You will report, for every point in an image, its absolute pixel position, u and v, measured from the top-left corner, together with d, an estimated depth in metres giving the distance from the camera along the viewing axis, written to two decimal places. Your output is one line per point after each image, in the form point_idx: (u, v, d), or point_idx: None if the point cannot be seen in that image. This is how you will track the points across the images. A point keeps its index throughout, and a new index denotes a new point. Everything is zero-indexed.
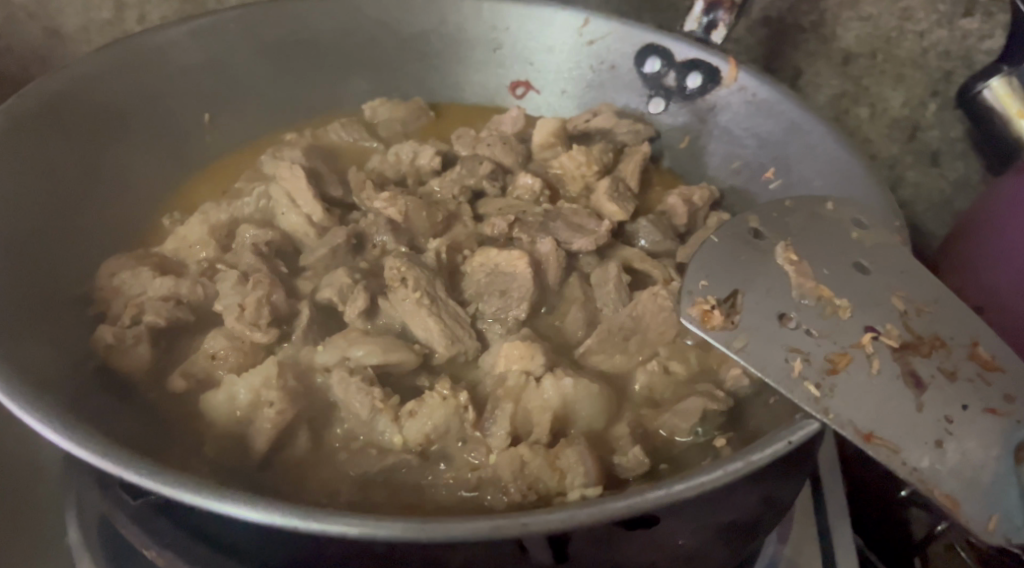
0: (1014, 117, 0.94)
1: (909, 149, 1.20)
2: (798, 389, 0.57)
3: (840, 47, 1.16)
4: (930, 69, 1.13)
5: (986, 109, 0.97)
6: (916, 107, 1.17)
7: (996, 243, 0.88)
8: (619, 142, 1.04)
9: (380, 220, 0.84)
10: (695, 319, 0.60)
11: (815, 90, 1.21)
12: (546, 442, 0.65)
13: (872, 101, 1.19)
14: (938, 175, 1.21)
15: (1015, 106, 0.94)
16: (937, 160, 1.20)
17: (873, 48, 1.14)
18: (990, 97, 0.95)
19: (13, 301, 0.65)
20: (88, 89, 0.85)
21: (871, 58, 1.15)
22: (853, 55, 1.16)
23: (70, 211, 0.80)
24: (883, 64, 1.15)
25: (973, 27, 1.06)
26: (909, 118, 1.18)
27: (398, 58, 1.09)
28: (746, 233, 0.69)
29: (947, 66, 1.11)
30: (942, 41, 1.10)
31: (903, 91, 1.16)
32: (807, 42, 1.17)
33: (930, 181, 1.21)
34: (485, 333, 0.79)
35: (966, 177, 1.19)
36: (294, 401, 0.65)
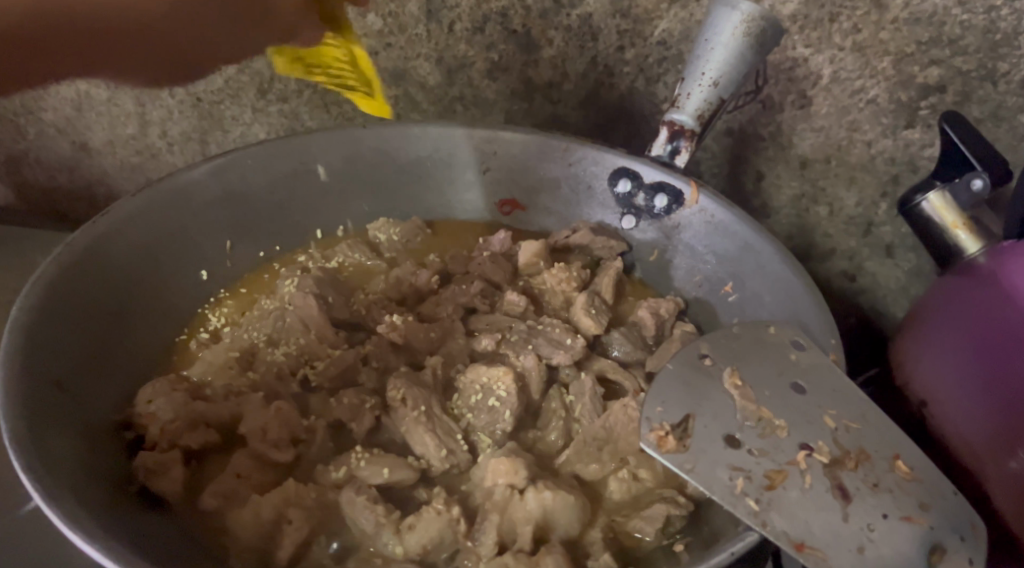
0: (950, 229, 1.02)
1: (864, 243, 1.31)
2: (739, 504, 0.67)
3: (796, 153, 1.28)
4: (878, 172, 1.24)
5: (925, 221, 1.04)
6: (869, 207, 1.28)
7: (934, 343, 1.00)
8: (596, 255, 1.18)
9: (382, 342, 0.95)
10: (652, 443, 0.70)
11: (776, 191, 1.34)
12: (529, 548, 0.75)
13: (829, 201, 1.30)
14: (893, 265, 1.31)
15: (950, 218, 1.02)
16: (890, 253, 1.30)
17: (826, 154, 1.26)
18: (928, 209, 1.03)
19: (64, 435, 0.76)
20: (123, 231, 0.96)
21: (825, 164, 1.27)
22: (809, 160, 1.28)
23: (110, 343, 0.91)
24: (836, 168, 1.26)
25: (914, 137, 1.18)
26: (863, 215, 1.29)
27: (399, 180, 1.22)
28: (697, 360, 0.80)
29: (894, 170, 1.22)
30: (888, 149, 1.21)
31: (855, 192, 1.27)
32: (767, 148, 1.30)
33: (887, 270, 1.32)
34: (477, 445, 0.88)
35: (918, 267, 1.29)
36: (310, 518, 0.75)
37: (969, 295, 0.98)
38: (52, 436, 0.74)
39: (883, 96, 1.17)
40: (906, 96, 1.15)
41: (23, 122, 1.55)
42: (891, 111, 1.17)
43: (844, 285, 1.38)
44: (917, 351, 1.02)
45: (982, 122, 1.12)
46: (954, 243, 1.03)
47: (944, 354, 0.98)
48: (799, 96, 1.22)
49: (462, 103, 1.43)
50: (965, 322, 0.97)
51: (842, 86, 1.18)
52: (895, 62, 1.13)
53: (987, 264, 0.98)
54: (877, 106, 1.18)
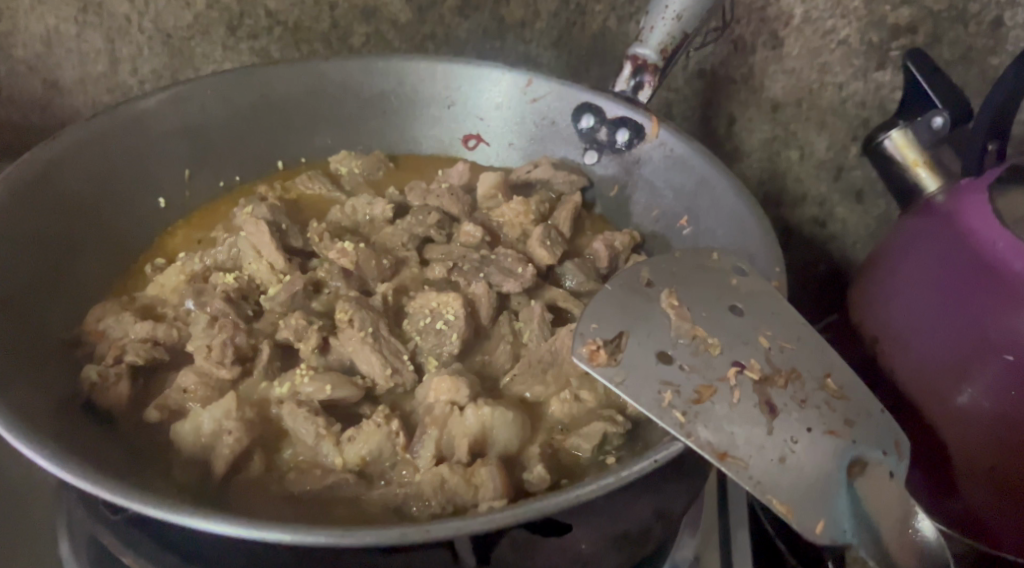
0: (911, 166, 1.02)
1: (836, 188, 1.31)
2: (666, 415, 0.68)
3: (768, 97, 1.27)
4: (849, 116, 1.23)
5: (887, 159, 1.04)
6: (840, 150, 1.27)
7: (891, 281, 1.00)
8: (557, 191, 1.17)
9: (335, 267, 0.96)
10: (583, 357, 0.71)
11: (748, 134, 1.32)
12: (466, 460, 0.76)
13: (800, 145, 1.30)
14: (863, 211, 1.31)
15: (911, 156, 1.02)
16: (861, 198, 1.30)
17: (798, 97, 1.25)
18: (890, 147, 1.03)
19: (12, 346, 0.77)
20: (77, 155, 0.96)
21: (797, 106, 1.26)
22: (781, 104, 1.27)
23: (64, 263, 0.92)
24: (808, 111, 1.26)
25: (885, 79, 1.17)
26: (834, 159, 1.29)
27: (363, 115, 1.24)
28: (638, 282, 0.80)
29: (865, 114, 1.22)
30: (859, 91, 1.20)
31: (826, 135, 1.27)
32: (739, 91, 1.29)
33: (857, 216, 1.32)
34: (424, 367, 0.89)
35: (887, 213, 1.30)
36: (250, 429, 0.76)
37: (927, 232, 0.97)
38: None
39: (854, 37, 1.16)
40: (877, 37, 1.14)
41: None
42: (863, 53, 1.17)
43: (815, 231, 1.38)
44: (876, 288, 1.02)
45: (952, 66, 1.12)
46: (914, 181, 1.03)
47: (899, 292, 0.98)
48: (771, 37, 1.21)
49: (435, 42, 1.40)
50: (919, 258, 0.97)
51: (813, 26, 1.18)
52: (866, 1, 1.12)
53: (944, 202, 0.97)
54: (848, 47, 1.17)
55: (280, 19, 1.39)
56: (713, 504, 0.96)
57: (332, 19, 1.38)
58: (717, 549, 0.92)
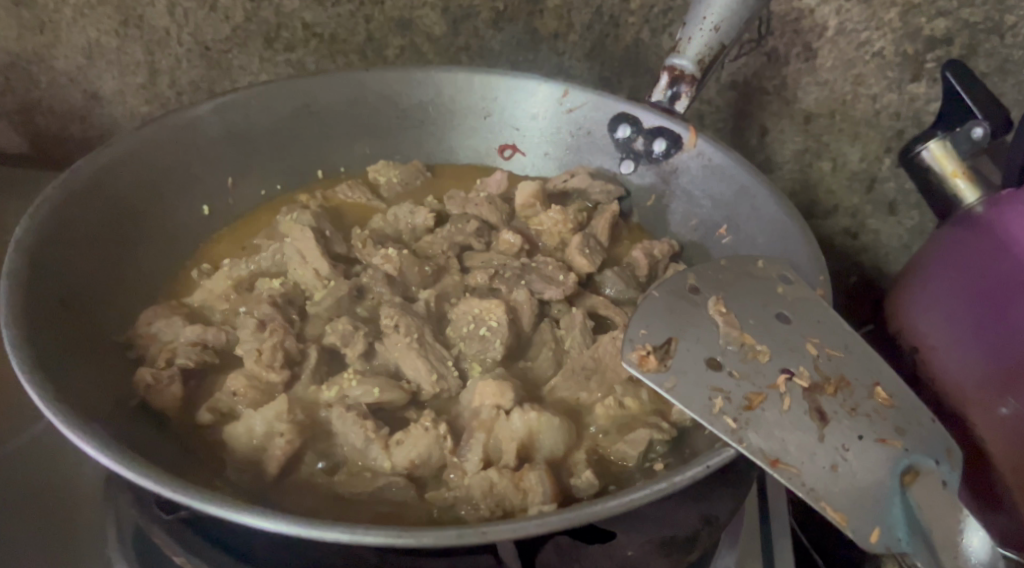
0: (950, 177, 1.00)
1: (868, 199, 1.31)
2: (717, 421, 0.69)
3: (800, 108, 1.27)
4: (882, 127, 1.24)
5: (924, 170, 1.02)
6: (872, 162, 1.27)
7: (930, 289, 0.99)
8: (593, 200, 1.17)
9: (378, 273, 0.96)
10: (633, 362, 0.71)
11: (780, 145, 1.32)
12: (513, 465, 0.76)
13: (833, 155, 1.30)
14: (895, 223, 1.31)
15: (950, 166, 0.99)
16: (893, 210, 1.30)
17: (831, 109, 1.25)
18: (928, 158, 1.00)
19: (69, 347, 0.78)
20: (127, 162, 0.98)
21: (830, 118, 1.26)
22: (813, 115, 1.27)
23: (114, 266, 0.94)
24: (841, 122, 1.26)
25: (920, 91, 1.17)
26: (867, 170, 1.29)
27: (400, 125, 1.25)
28: (685, 288, 0.80)
29: (899, 125, 1.22)
30: (893, 103, 1.20)
31: (859, 147, 1.27)
32: (771, 103, 1.29)
33: (889, 228, 1.32)
34: (468, 372, 0.89)
35: (920, 226, 1.30)
36: (301, 432, 0.77)
37: (967, 242, 0.97)
38: (57, 343, 0.76)
39: (889, 49, 1.16)
40: (912, 49, 1.14)
41: (34, 71, 1.56)
42: (897, 64, 1.17)
43: (848, 243, 1.38)
44: (914, 297, 1.01)
45: (988, 77, 1.12)
46: (952, 192, 1.00)
47: (940, 301, 0.98)
48: (804, 49, 1.21)
49: (468, 54, 1.41)
50: (960, 269, 0.96)
51: (847, 38, 1.18)
52: (902, 13, 1.12)
53: (984, 213, 0.96)
54: (882, 59, 1.17)
55: (316, 31, 1.41)
56: (753, 512, 0.96)
57: (367, 31, 1.40)
58: (760, 560, 0.92)
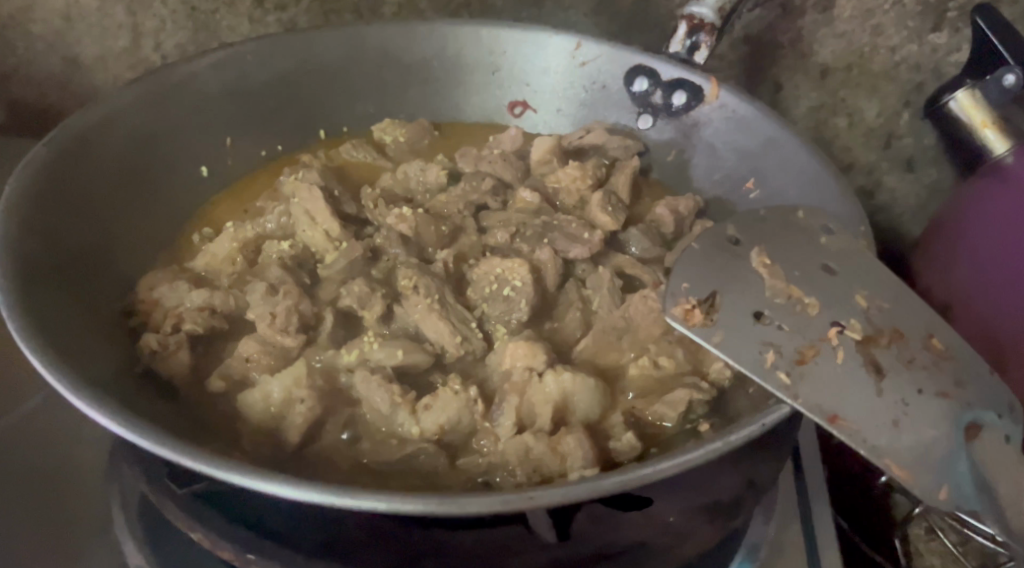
0: (979, 128, 0.97)
1: (885, 156, 1.26)
2: (770, 377, 0.64)
3: (817, 62, 1.21)
4: (901, 80, 1.19)
5: (952, 121, 0.99)
6: (891, 116, 1.22)
7: (959, 246, 1.01)
8: (611, 156, 1.12)
9: (392, 234, 0.90)
10: (677, 317, 0.67)
11: (793, 102, 1.26)
12: (548, 428, 0.72)
13: (848, 111, 1.24)
14: (913, 179, 1.27)
15: (979, 117, 0.97)
16: (912, 166, 1.26)
17: (848, 63, 1.19)
18: (955, 109, 0.98)
19: (70, 311, 0.73)
20: (120, 119, 0.92)
21: (846, 72, 1.20)
22: (830, 69, 1.21)
23: (111, 228, 0.88)
24: (858, 77, 1.20)
25: (941, 41, 1.13)
26: (885, 125, 1.24)
27: (403, 82, 1.19)
28: (724, 241, 0.76)
29: (918, 78, 1.18)
30: (912, 55, 1.16)
31: (876, 101, 1.22)
32: (786, 57, 1.21)
33: (906, 185, 1.28)
34: (492, 334, 0.85)
35: (937, 182, 1.26)
36: (321, 398, 0.72)
37: (992, 195, 0.98)
38: (57, 307, 0.71)
39: None
40: None
41: (10, 36, 1.48)
42: (919, 13, 1.12)
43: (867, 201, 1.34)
44: (943, 253, 1.03)
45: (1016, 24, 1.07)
46: (980, 143, 0.98)
47: (968, 256, 0.99)
48: None
49: (470, 9, 1.35)
50: (989, 224, 0.97)
51: None
52: None
53: (1011, 165, 0.96)
54: (904, 8, 1.13)
55: None
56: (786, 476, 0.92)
57: None
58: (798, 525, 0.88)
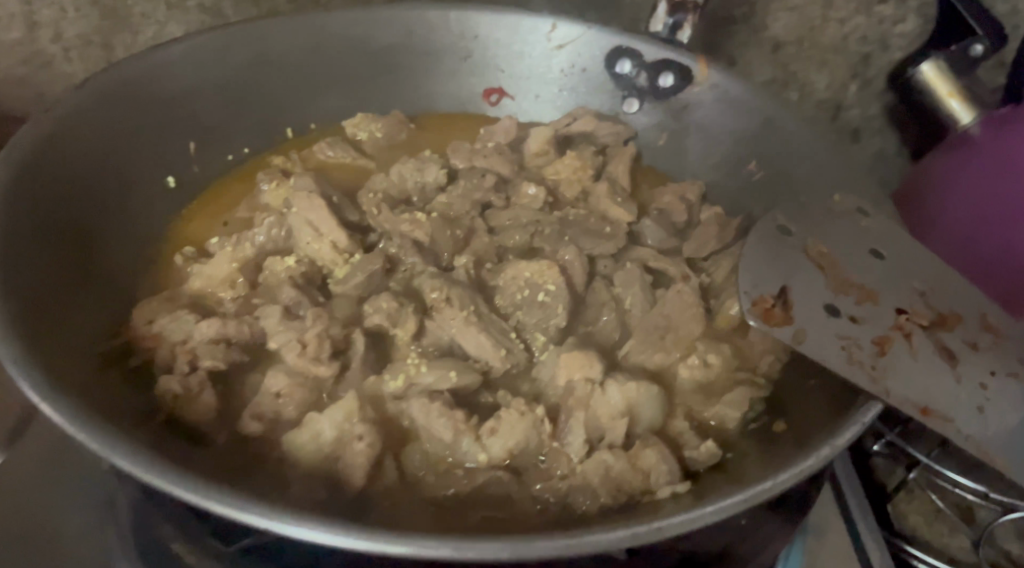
0: (944, 98, 1.00)
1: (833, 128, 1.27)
2: (860, 374, 0.63)
3: (769, 36, 1.18)
4: (849, 52, 1.18)
5: (918, 93, 1.01)
6: (839, 89, 1.22)
7: (953, 222, 1.02)
8: (602, 144, 1.09)
9: (407, 241, 0.84)
10: (758, 318, 0.64)
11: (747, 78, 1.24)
12: (621, 442, 0.69)
13: (799, 85, 1.23)
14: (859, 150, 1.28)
15: (944, 88, 0.99)
16: (857, 137, 1.27)
17: (799, 35, 1.18)
18: (921, 81, 1.00)
19: (70, 360, 0.63)
20: (76, 129, 0.80)
21: (797, 45, 1.19)
22: (781, 43, 1.19)
23: (86, 255, 0.77)
24: (808, 50, 1.19)
25: (888, 12, 1.13)
26: (833, 98, 1.24)
27: (370, 72, 1.09)
28: (776, 230, 0.74)
29: (866, 49, 1.18)
30: (861, 26, 1.15)
31: (826, 75, 1.21)
32: (738, 33, 1.19)
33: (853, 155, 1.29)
34: (532, 344, 0.80)
35: (881, 151, 1.28)
36: (379, 432, 0.65)
37: (974, 165, 1.01)
38: (56, 358, 0.61)
39: None
40: None
41: None
42: None
43: None
44: (935, 232, 1.03)
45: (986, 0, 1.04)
46: (947, 113, 1.01)
47: (964, 230, 1.01)
48: None
49: None
50: (980, 194, 1.00)
51: None
52: None
53: (986, 135, 1.00)
54: None
55: None
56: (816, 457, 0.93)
57: None
58: (833, 504, 0.89)
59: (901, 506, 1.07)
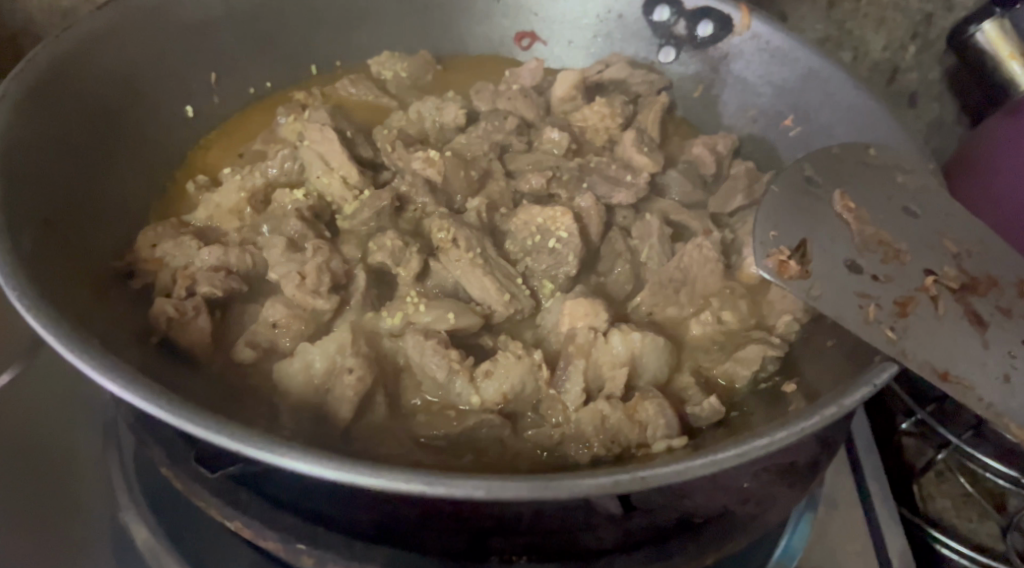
0: (1005, 61, 0.93)
1: (888, 92, 1.19)
2: (876, 334, 0.60)
3: None
4: (912, 10, 1.11)
5: (977, 54, 0.95)
6: (897, 50, 1.15)
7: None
8: (633, 92, 1.04)
9: (419, 180, 0.81)
10: (772, 270, 0.61)
11: (799, 34, 1.16)
12: (620, 394, 0.66)
13: (855, 44, 1.16)
14: (915, 115, 1.21)
15: (1006, 49, 0.93)
16: (914, 102, 1.20)
17: None
18: (982, 41, 0.94)
19: (67, 276, 0.62)
20: (96, 50, 0.79)
21: (857, 1, 1.11)
22: None
23: (97, 177, 0.77)
24: (868, 6, 1.12)
25: None
26: (890, 60, 1.16)
27: (401, 11, 1.05)
28: (802, 182, 0.70)
29: (928, 8, 1.10)
30: None
31: (884, 34, 1.14)
32: None
33: (907, 120, 1.22)
34: (539, 292, 0.78)
35: (940, 118, 1.20)
36: (371, 367, 0.64)
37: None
38: (53, 274, 0.61)
39: None
40: None
41: None
42: None
43: None
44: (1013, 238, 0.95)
45: None
46: (1006, 77, 0.94)
47: None
48: None
49: None
50: None
51: None
52: None
53: None
54: None
55: None
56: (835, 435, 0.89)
57: None
58: (850, 479, 0.85)
59: (931, 486, 1.03)
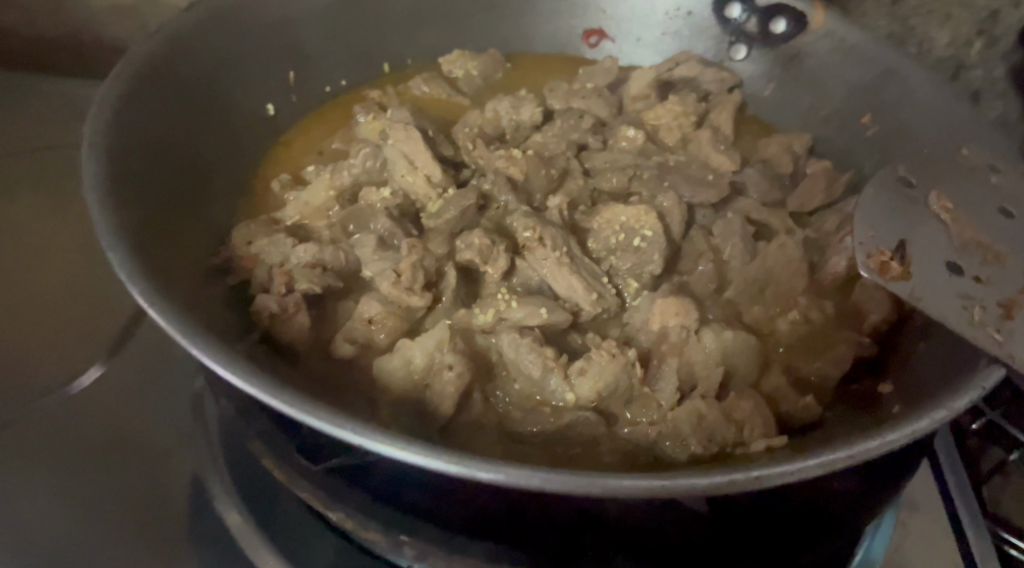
0: None
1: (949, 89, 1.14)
2: (981, 335, 0.59)
3: None
4: (977, 6, 1.07)
5: None
6: (962, 46, 1.11)
7: None
8: (704, 89, 1.03)
9: (502, 178, 0.82)
10: (874, 270, 0.60)
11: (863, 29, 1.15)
12: (713, 393, 0.66)
13: (919, 40, 1.13)
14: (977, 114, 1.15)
15: None
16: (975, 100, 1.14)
17: None
18: None
19: (174, 269, 0.64)
20: (184, 50, 0.81)
21: None
22: None
23: (191, 173, 0.78)
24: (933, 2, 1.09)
25: None
26: (953, 57, 1.12)
27: (471, 8, 1.06)
28: (896, 183, 0.69)
29: (994, 5, 1.06)
30: None
31: (949, 30, 1.11)
32: None
33: None
34: (623, 290, 0.78)
35: (1005, 116, 1.14)
36: (468, 364, 0.65)
37: None
38: (163, 267, 0.63)
39: None
40: None
41: None
42: None
43: None
44: None
45: None
46: None
47: None
48: None
49: None
50: None
51: None
52: None
53: None
54: None
55: None
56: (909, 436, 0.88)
57: None
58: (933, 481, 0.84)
59: None
